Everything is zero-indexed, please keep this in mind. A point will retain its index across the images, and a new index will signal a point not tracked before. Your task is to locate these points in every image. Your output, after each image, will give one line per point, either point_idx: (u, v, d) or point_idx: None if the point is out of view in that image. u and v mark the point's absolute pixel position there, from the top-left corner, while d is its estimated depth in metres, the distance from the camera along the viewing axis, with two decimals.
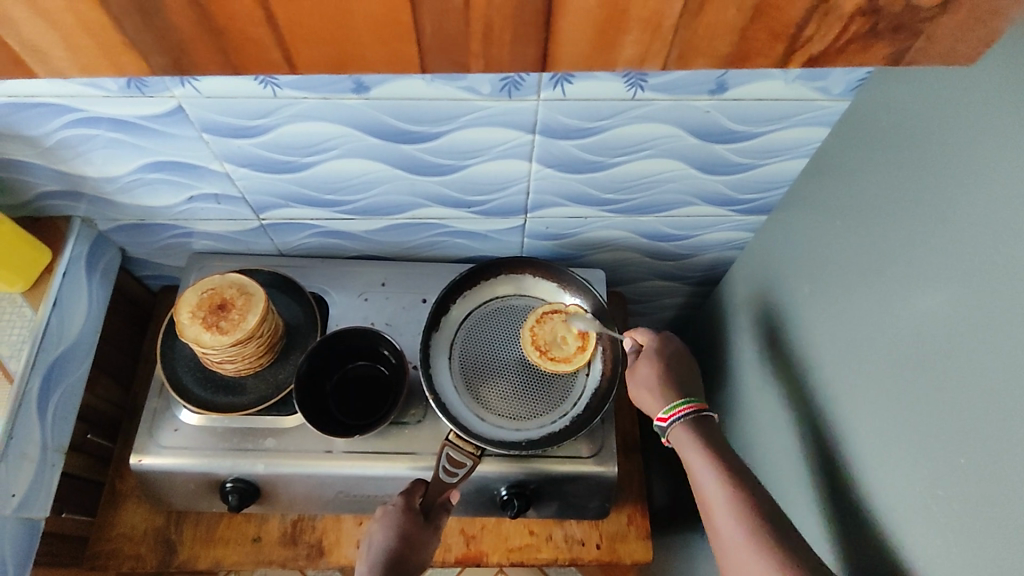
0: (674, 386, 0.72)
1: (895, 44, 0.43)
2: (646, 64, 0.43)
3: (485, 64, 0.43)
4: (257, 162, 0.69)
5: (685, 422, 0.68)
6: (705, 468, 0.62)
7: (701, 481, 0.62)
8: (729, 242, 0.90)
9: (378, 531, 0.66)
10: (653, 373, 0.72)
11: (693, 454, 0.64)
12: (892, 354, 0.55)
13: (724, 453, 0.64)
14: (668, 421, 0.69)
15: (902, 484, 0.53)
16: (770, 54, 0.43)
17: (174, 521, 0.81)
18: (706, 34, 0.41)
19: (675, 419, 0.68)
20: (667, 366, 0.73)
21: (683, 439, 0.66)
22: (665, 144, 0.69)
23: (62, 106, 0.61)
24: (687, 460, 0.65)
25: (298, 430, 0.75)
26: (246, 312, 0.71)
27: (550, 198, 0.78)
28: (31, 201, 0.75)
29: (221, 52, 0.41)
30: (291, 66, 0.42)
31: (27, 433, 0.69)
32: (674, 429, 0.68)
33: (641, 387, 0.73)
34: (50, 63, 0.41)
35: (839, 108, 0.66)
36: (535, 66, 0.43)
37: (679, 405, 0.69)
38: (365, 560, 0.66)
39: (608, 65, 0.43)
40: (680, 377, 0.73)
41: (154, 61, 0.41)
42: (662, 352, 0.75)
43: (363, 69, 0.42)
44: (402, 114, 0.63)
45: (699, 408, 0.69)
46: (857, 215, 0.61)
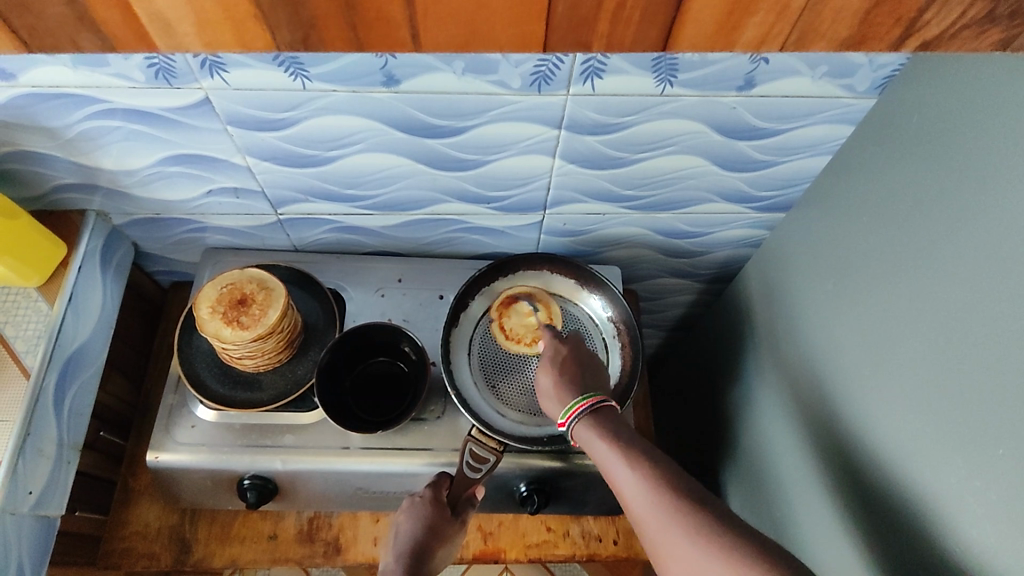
0: (573, 387, 0.65)
1: (1008, 30, 0.42)
2: (764, 46, 0.42)
3: (608, 45, 0.42)
4: (281, 156, 0.68)
5: (583, 419, 0.61)
6: (615, 462, 0.57)
7: (614, 474, 0.57)
8: (744, 240, 0.90)
9: (404, 523, 0.66)
10: (553, 381, 0.65)
11: (598, 446, 0.59)
12: (917, 350, 0.55)
13: (627, 438, 0.58)
14: (567, 425, 0.62)
15: (931, 478, 0.53)
16: (885, 38, 0.42)
17: (190, 519, 0.80)
18: (828, 16, 0.40)
19: (572, 420, 0.62)
20: (566, 371, 0.66)
21: (584, 433, 0.61)
22: (689, 140, 0.69)
23: (87, 97, 0.61)
24: (594, 453, 0.59)
25: (316, 427, 0.75)
26: (267, 307, 0.70)
27: (570, 194, 0.78)
28: (47, 194, 0.74)
29: (351, 31, 0.40)
30: (417, 44, 0.42)
31: (44, 429, 0.68)
32: (575, 429, 0.62)
33: (545, 394, 0.66)
34: (177, 38, 0.40)
35: (862, 106, 0.66)
36: (657, 46, 0.42)
37: (574, 405, 0.62)
38: (389, 550, 0.66)
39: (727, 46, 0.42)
40: (579, 375, 0.66)
41: (280, 36, 0.41)
42: (558, 357, 0.67)
43: (488, 47, 0.42)
44: (431, 108, 0.63)
45: (597, 401, 0.62)
46: (881, 213, 0.61)
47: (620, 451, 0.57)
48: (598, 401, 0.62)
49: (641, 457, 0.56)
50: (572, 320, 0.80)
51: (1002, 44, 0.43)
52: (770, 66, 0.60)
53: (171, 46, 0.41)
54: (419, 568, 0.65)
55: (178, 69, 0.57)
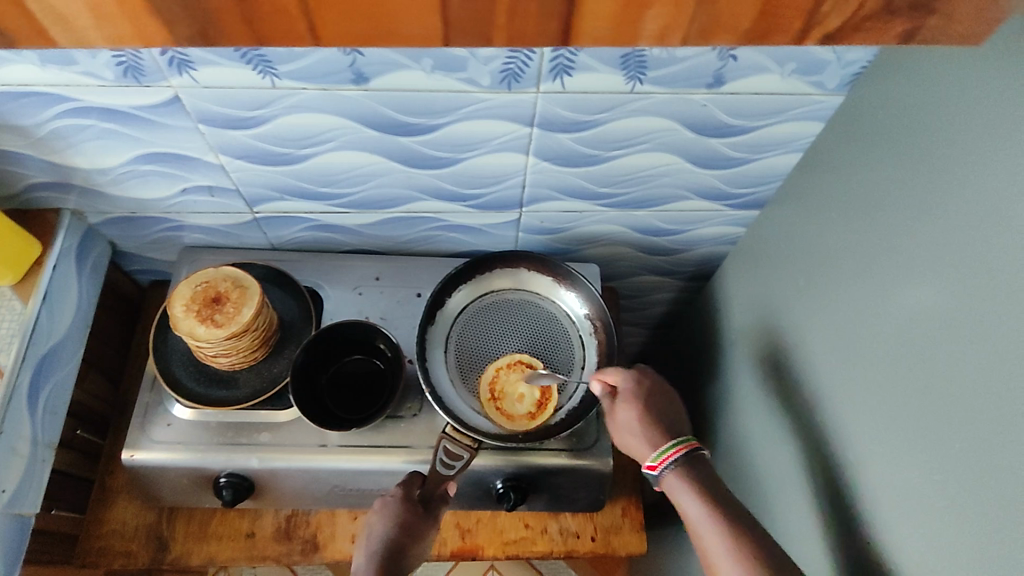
0: (660, 426, 0.68)
1: (910, 23, 0.39)
2: (666, 41, 0.39)
3: (510, 39, 0.39)
4: (254, 154, 0.69)
5: (677, 468, 0.65)
6: (710, 527, 0.60)
7: (705, 540, 0.60)
8: (722, 237, 0.90)
9: (376, 524, 0.66)
10: (635, 416, 0.68)
11: (692, 505, 0.62)
12: (884, 346, 0.56)
13: (722, 501, 0.61)
14: (659, 469, 0.66)
15: (897, 471, 0.54)
16: (789, 30, 0.39)
17: (167, 517, 0.80)
18: (728, 10, 0.37)
19: (666, 465, 0.65)
20: (647, 408, 0.69)
21: (677, 488, 0.64)
22: (661, 138, 0.70)
23: (56, 95, 0.61)
24: (683, 510, 0.62)
25: (292, 424, 0.75)
26: (241, 305, 0.70)
27: (546, 192, 0.78)
28: (21, 192, 0.74)
29: (247, 25, 0.37)
30: (314, 39, 0.38)
31: (18, 428, 0.68)
32: (667, 476, 0.65)
33: (622, 431, 0.69)
34: (72, 29, 0.36)
35: (832, 103, 0.67)
36: (559, 39, 0.39)
37: (666, 451, 0.66)
38: (363, 554, 0.65)
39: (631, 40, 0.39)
40: (661, 413, 0.69)
41: (178, 33, 0.37)
42: (638, 391, 0.70)
43: (390, 42, 0.39)
44: (401, 106, 0.63)
45: (692, 447, 0.66)
46: (850, 210, 0.62)
47: (715, 518, 0.60)
48: (694, 448, 0.65)
49: (735, 525, 0.59)
50: (549, 317, 0.81)
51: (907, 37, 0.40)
52: (739, 63, 0.60)
53: (67, 37, 0.37)
54: (394, 568, 0.64)
55: (146, 67, 0.57)
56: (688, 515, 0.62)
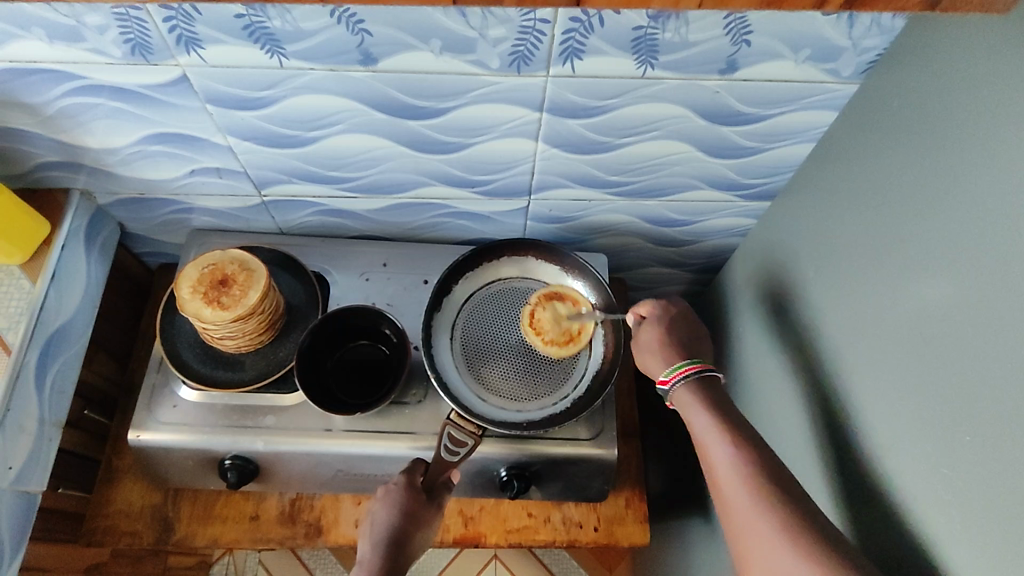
0: (680, 348, 0.69)
1: None
2: None
3: None
4: (262, 135, 0.68)
5: (688, 384, 0.64)
6: (715, 437, 0.58)
7: (710, 449, 0.58)
8: (732, 229, 0.89)
9: (380, 511, 0.66)
10: (658, 335, 0.69)
11: (700, 417, 0.60)
12: (894, 337, 0.55)
13: (731, 415, 0.60)
14: (671, 384, 0.65)
15: (904, 464, 0.53)
16: None
17: (172, 498, 0.81)
18: None
19: (678, 381, 0.64)
20: (671, 330, 0.70)
21: (688, 401, 0.63)
22: (673, 125, 0.69)
23: (66, 73, 0.60)
24: (692, 423, 0.61)
25: (297, 408, 0.75)
26: (247, 288, 0.70)
27: (555, 179, 0.77)
28: (30, 172, 0.74)
29: None
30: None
31: (25, 405, 0.69)
32: (677, 392, 0.64)
33: (644, 351, 0.70)
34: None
35: (847, 91, 0.65)
36: None
37: (682, 366, 0.65)
38: (367, 540, 0.65)
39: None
40: (684, 339, 0.70)
41: None
42: (666, 314, 0.71)
43: None
44: (410, 89, 0.62)
45: (702, 369, 0.65)
46: (863, 199, 0.61)
47: (724, 431, 0.58)
48: (706, 368, 0.65)
49: (742, 440, 0.57)
50: None
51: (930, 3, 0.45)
52: (753, 48, 0.59)
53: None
54: (400, 553, 0.65)
55: (154, 45, 0.57)
56: (696, 429, 0.60)
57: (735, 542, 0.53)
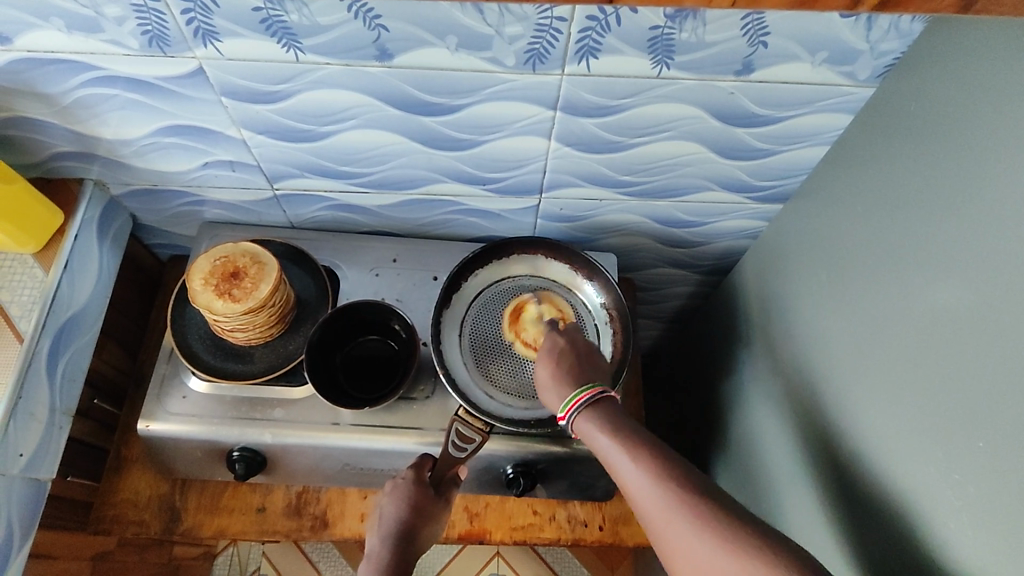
0: (573, 379, 0.65)
1: None
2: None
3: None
4: (276, 129, 0.68)
5: (584, 411, 0.61)
6: (619, 457, 0.56)
7: (619, 471, 0.56)
8: (742, 231, 0.89)
9: (388, 504, 0.66)
10: (550, 371, 0.66)
11: (601, 438, 0.58)
12: (904, 342, 0.55)
13: (625, 427, 0.58)
14: (568, 418, 0.62)
15: (914, 470, 0.53)
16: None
17: (180, 488, 0.81)
18: None
19: (573, 413, 0.62)
20: (564, 361, 0.66)
21: (586, 429, 0.60)
22: (686, 126, 0.69)
23: (83, 63, 0.61)
24: (596, 445, 0.59)
25: (306, 402, 0.75)
26: (259, 281, 0.70)
27: (566, 178, 0.77)
28: (45, 161, 0.74)
29: None
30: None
31: (36, 393, 0.69)
32: (575, 423, 0.61)
33: (545, 389, 0.66)
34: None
35: (863, 95, 0.65)
36: None
37: (572, 399, 0.62)
38: (375, 533, 0.66)
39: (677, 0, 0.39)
40: (581, 366, 0.66)
41: None
42: (556, 346, 0.68)
43: None
44: (425, 85, 0.62)
45: (595, 392, 0.62)
46: (875, 203, 0.61)
47: (624, 447, 0.56)
48: (592, 395, 0.62)
49: (641, 450, 0.55)
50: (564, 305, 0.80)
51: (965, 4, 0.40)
52: (769, 50, 0.59)
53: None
54: (409, 546, 0.65)
55: (171, 37, 0.57)
56: (600, 449, 0.58)
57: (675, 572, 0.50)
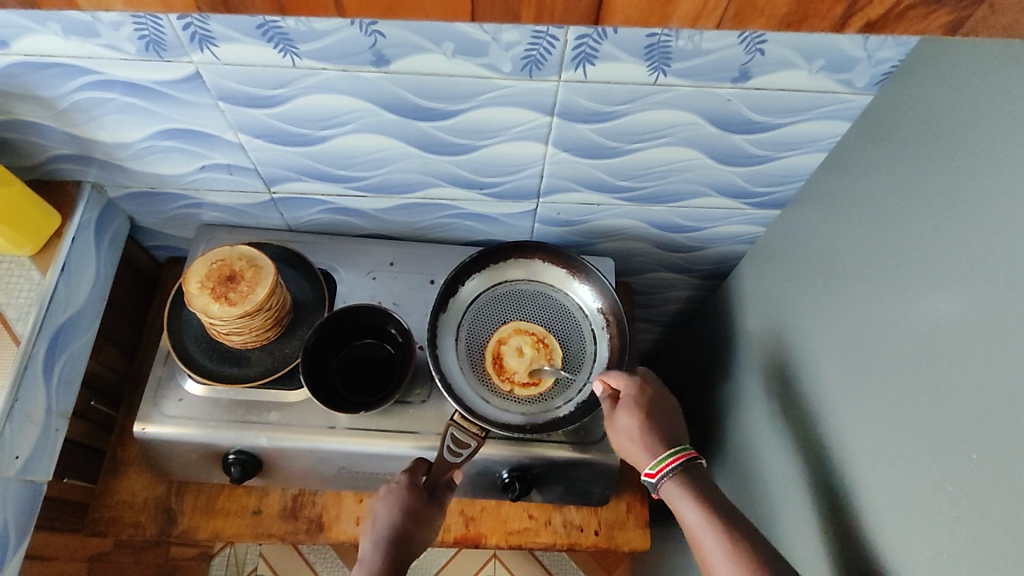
0: (660, 435, 0.67)
1: (956, 12, 0.39)
2: (699, 22, 0.40)
3: (538, 15, 0.40)
4: (273, 134, 0.69)
5: (675, 476, 0.64)
6: (707, 532, 0.60)
7: (705, 544, 0.60)
8: (740, 236, 0.89)
9: (382, 510, 0.66)
10: (635, 424, 0.67)
11: (690, 511, 0.61)
12: (900, 352, 0.54)
13: (718, 505, 0.61)
14: (656, 477, 0.65)
15: (906, 480, 0.52)
16: (828, 16, 0.40)
17: (176, 490, 0.81)
18: None
19: (663, 474, 0.64)
20: (649, 417, 0.68)
21: (674, 494, 0.63)
22: (683, 132, 0.68)
23: (80, 67, 0.61)
24: (682, 515, 0.62)
25: (302, 405, 0.75)
26: (255, 284, 0.70)
27: (563, 183, 0.77)
28: (42, 164, 0.75)
29: None
30: (340, 9, 0.40)
31: (32, 396, 0.69)
32: (664, 484, 0.64)
33: (625, 441, 0.68)
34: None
35: (861, 102, 0.65)
36: (589, 18, 0.40)
37: (666, 459, 0.65)
38: (368, 539, 0.66)
39: (662, 19, 0.40)
40: (662, 422, 0.68)
41: None
42: (641, 399, 0.69)
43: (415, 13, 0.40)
44: (421, 91, 0.62)
45: (687, 456, 0.65)
46: (872, 211, 0.60)
47: (712, 523, 0.60)
48: (686, 460, 0.65)
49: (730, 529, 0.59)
50: (561, 310, 0.80)
51: (951, 28, 0.41)
52: (767, 57, 0.59)
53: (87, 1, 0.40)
54: (402, 552, 0.65)
55: (168, 42, 0.57)
56: (685, 517, 0.62)
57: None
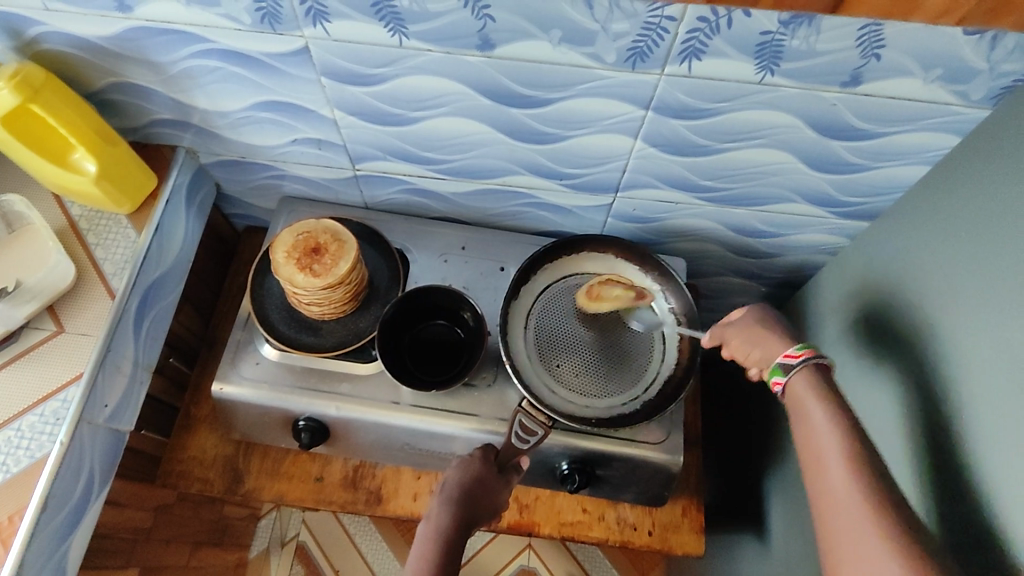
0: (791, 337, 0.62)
1: None
2: (943, 17, 0.51)
3: (776, 2, 0.51)
4: (368, 111, 0.70)
5: (809, 373, 0.57)
6: (830, 433, 0.52)
7: (821, 444, 0.52)
8: (819, 246, 0.87)
9: (452, 473, 0.67)
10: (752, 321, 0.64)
11: (816, 409, 0.54)
12: (999, 374, 0.51)
13: (850, 413, 0.53)
14: (799, 359, 0.58)
15: (996, 509, 0.50)
16: None
17: (244, 451, 0.84)
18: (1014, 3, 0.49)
19: (805, 361, 0.57)
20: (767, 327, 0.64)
21: (803, 387, 0.56)
22: (780, 134, 0.67)
23: (193, 35, 0.63)
24: (806, 412, 0.55)
25: (371, 379, 0.76)
26: (339, 258, 0.72)
27: (646, 179, 0.77)
28: (144, 126, 0.78)
29: None
30: None
31: (123, 348, 0.72)
32: (795, 377, 0.57)
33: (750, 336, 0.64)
34: None
35: (975, 116, 0.62)
36: (829, 7, 0.51)
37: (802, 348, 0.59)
38: (434, 497, 0.66)
39: (904, 15, 0.51)
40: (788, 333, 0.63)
41: None
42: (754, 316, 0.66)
43: None
44: (522, 77, 0.62)
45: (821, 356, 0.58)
46: (981, 229, 0.57)
47: (841, 441, 0.51)
48: (818, 355, 0.58)
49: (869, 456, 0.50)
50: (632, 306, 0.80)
51: None
52: (883, 63, 0.57)
53: None
54: (470, 511, 0.65)
55: (284, 15, 0.58)
56: (812, 423, 0.54)
57: (827, 556, 0.49)
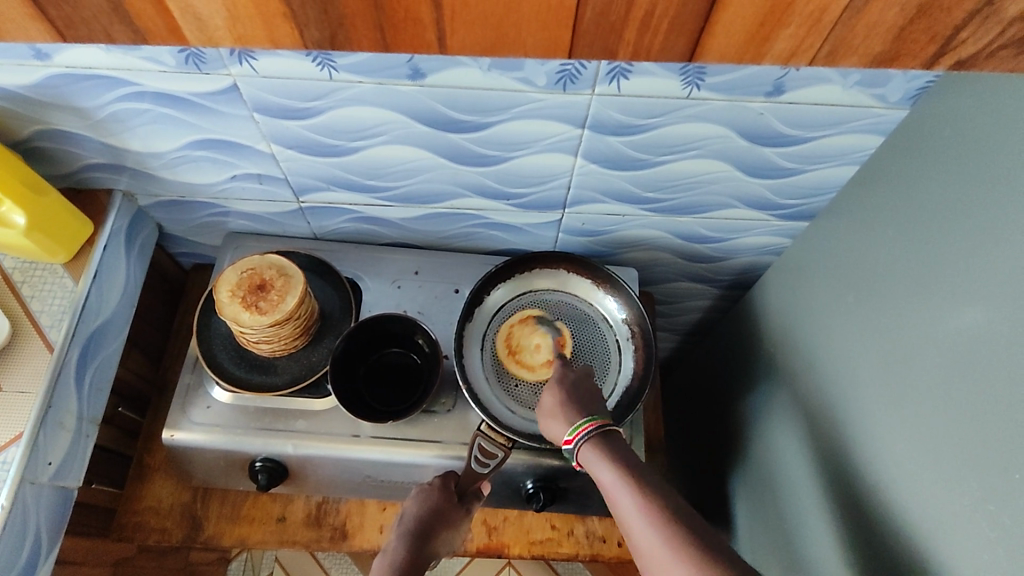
0: (578, 406, 0.65)
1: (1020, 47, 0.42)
2: (794, 58, 0.44)
3: (634, 53, 0.44)
4: (306, 144, 0.69)
5: (591, 438, 0.61)
6: (623, 492, 0.56)
7: (621, 506, 0.56)
8: (764, 248, 0.89)
9: (410, 505, 0.66)
10: (555, 401, 0.66)
11: (606, 471, 0.58)
12: (933, 367, 0.53)
13: (636, 465, 0.58)
14: (574, 444, 0.63)
15: (937, 497, 0.52)
16: (920, 54, 0.44)
17: (202, 497, 0.82)
18: (861, 33, 0.42)
19: (579, 439, 0.62)
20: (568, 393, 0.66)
21: (591, 459, 0.60)
22: (713, 144, 0.68)
23: (118, 79, 0.62)
24: (600, 478, 0.59)
25: (328, 413, 0.75)
26: (285, 293, 0.71)
27: (590, 194, 0.78)
28: (76, 172, 0.76)
29: (379, 31, 0.43)
30: (443, 46, 0.44)
31: (65, 402, 0.70)
32: (582, 448, 0.62)
33: (546, 416, 0.67)
34: (210, 34, 0.43)
35: (894, 117, 0.65)
36: (685, 56, 0.44)
37: (581, 426, 0.63)
38: (392, 532, 0.66)
39: (756, 56, 0.44)
40: (583, 398, 0.66)
41: (310, 35, 0.43)
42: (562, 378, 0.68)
43: (514, 51, 0.44)
44: (454, 103, 0.63)
45: (601, 423, 0.63)
46: (907, 226, 0.59)
47: (636, 500, 0.55)
48: (601, 423, 0.62)
49: None
50: (586, 320, 0.80)
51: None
52: (802, 72, 0.59)
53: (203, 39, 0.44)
54: (426, 546, 0.64)
55: (208, 55, 0.58)
56: (608, 488, 0.58)
57: None
